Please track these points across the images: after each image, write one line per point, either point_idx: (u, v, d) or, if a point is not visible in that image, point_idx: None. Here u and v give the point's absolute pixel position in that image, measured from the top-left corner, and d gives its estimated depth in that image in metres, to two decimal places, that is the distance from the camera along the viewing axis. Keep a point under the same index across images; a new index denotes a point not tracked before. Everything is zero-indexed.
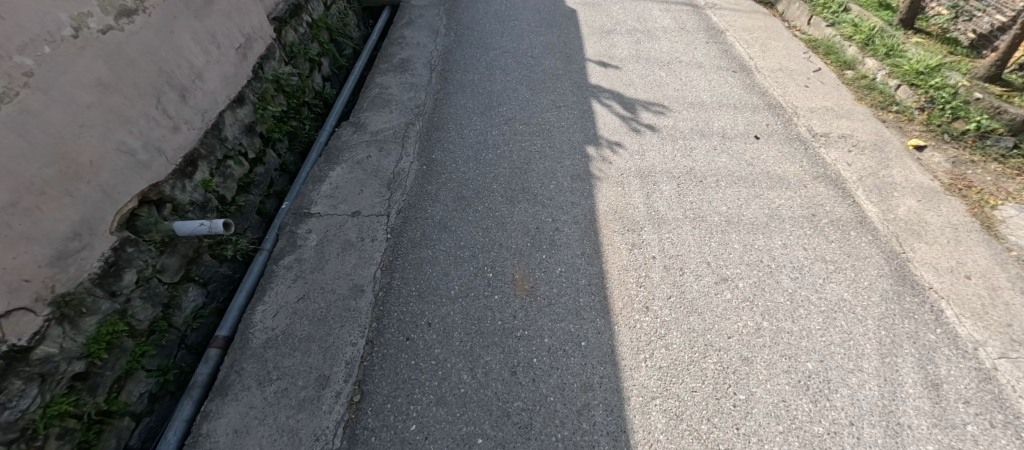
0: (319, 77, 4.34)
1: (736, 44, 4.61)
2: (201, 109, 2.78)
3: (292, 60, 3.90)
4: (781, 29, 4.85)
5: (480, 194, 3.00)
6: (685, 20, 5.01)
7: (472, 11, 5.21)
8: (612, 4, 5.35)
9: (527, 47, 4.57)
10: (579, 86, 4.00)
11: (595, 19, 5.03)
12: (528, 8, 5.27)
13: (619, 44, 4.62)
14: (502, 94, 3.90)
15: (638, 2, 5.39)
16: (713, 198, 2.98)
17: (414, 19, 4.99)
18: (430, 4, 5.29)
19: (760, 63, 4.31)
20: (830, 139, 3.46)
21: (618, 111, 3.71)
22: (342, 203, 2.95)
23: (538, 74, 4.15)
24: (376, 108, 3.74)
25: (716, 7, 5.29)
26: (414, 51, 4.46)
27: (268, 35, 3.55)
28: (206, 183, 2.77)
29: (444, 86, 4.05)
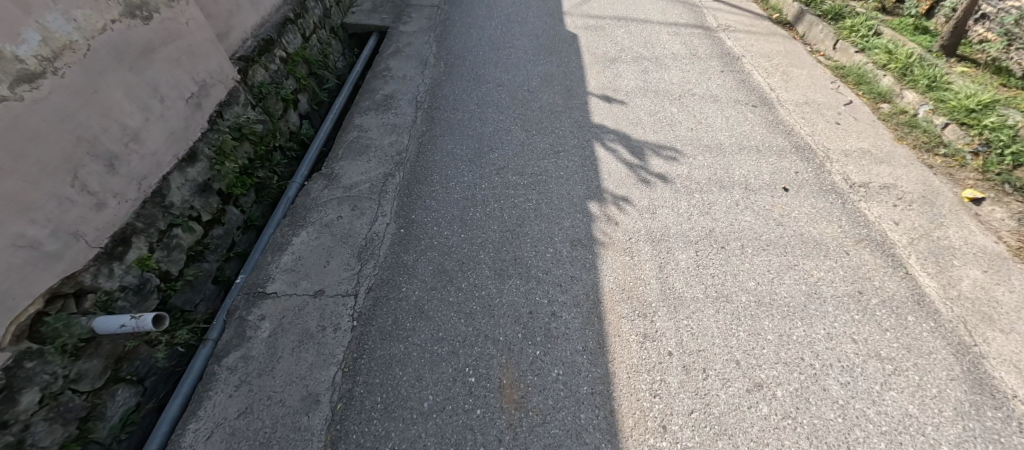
0: (294, 116, 3.96)
1: (755, 73, 4.17)
2: (137, 175, 2.37)
3: (262, 101, 3.51)
4: (803, 54, 4.42)
5: (465, 267, 2.57)
6: (697, 45, 4.58)
7: (464, 38, 4.81)
8: (616, 28, 4.93)
9: (524, 78, 4.15)
10: (581, 126, 3.58)
11: (598, 45, 4.61)
12: (525, 33, 4.86)
13: (625, 74, 4.19)
14: (495, 137, 3.49)
15: (644, 24, 4.97)
16: (738, 269, 2.53)
17: (402, 48, 4.60)
18: (420, 30, 4.90)
19: (783, 96, 3.87)
20: (870, 190, 3.00)
21: (624, 158, 3.27)
22: (304, 279, 2.52)
23: (535, 112, 3.73)
24: (352, 156, 3.32)
25: (730, 28, 4.85)
26: (399, 85, 4.05)
27: (231, 77, 3.15)
28: (143, 261, 2.36)
29: (430, 128, 3.64)
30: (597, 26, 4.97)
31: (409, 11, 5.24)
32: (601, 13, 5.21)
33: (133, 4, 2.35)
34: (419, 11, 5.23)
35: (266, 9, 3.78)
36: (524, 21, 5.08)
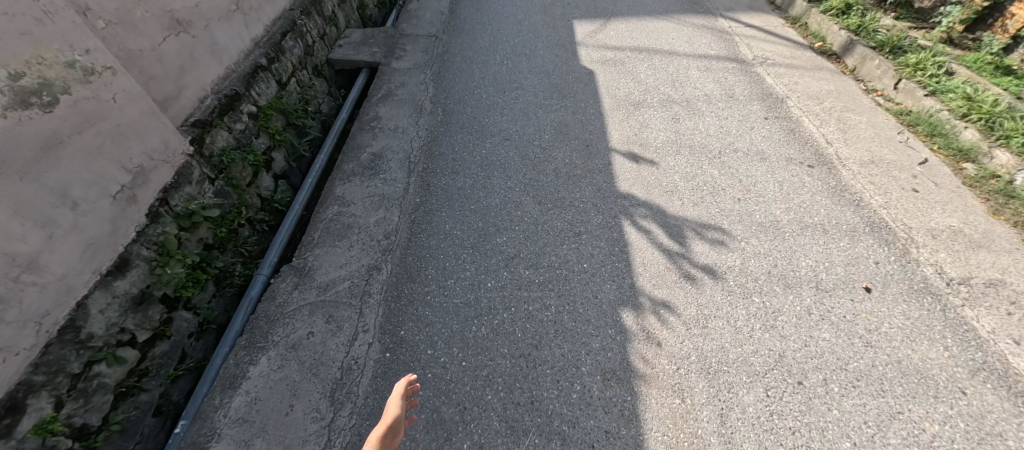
0: (268, 178, 3.39)
1: (805, 120, 3.58)
2: (34, 313, 1.85)
3: (224, 171, 2.92)
4: (858, 95, 3.83)
5: (469, 416, 2.00)
6: (732, 84, 4.00)
7: (465, 77, 4.24)
8: (637, 62, 4.34)
9: (535, 130, 3.57)
10: (606, 196, 2.99)
11: (617, 85, 4.03)
12: (534, 69, 4.28)
13: (652, 123, 3.60)
14: (502, 213, 2.91)
15: (668, 58, 4.39)
16: (825, 420, 1.94)
17: (393, 91, 4.03)
18: (414, 68, 4.34)
19: (844, 152, 3.27)
20: (974, 290, 2.40)
21: (662, 243, 2.68)
22: (257, 436, 1.95)
23: (549, 177, 3.14)
24: (330, 241, 2.74)
25: (769, 61, 4.26)
26: (390, 141, 3.48)
27: (180, 151, 2.58)
28: (44, 427, 1.84)
29: (425, 198, 3.07)
30: (616, 60, 4.39)
31: (403, 46, 4.70)
32: (619, 44, 4.63)
33: (26, 89, 1.79)
34: (414, 45, 4.68)
35: (232, 57, 3.22)
36: (533, 54, 4.50)
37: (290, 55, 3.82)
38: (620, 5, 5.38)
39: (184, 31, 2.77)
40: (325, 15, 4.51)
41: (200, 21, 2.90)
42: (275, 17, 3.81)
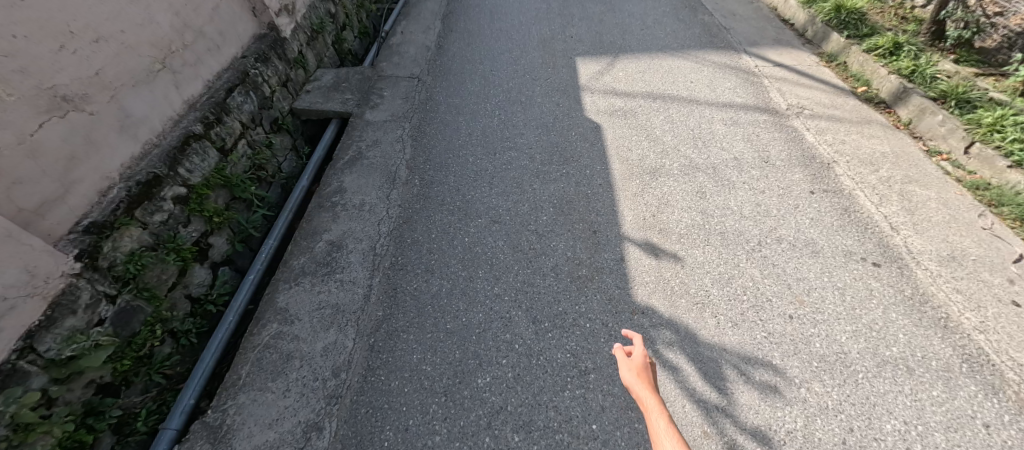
0: (203, 271, 2.75)
1: (860, 194, 2.94)
2: None
3: (133, 281, 2.30)
4: (920, 159, 3.19)
5: None
6: (766, 143, 3.37)
7: (449, 133, 3.62)
8: (652, 114, 3.71)
9: (530, 208, 2.94)
10: (620, 309, 2.35)
11: (630, 145, 3.40)
12: (530, 123, 3.65)
13: (673, 199, 2.96)
14: (486, 336, 2.27)
15: (688, 108, 3.75)
16: None
17: (363, 152, 3.41)
18: (391, 122, 3.73)
19: (915, 243, 2.62)
20: None
21: (695, 389, 2.04)
22: None
23: (546, 281, 2.50)
24: (259, 382, 2.11)
25: (806, 112, 3.65)
26: (352, 225, 2.85)
27: (58, 273, 1.98)
28: None
29: (390, 310, 2.43)
30: (627, 110, 3.76)
31: (380, 92, 4.09)
32: (630, 89, 4.01)
33: None
34: (393, 91, 4.07)
35: (155, 128, 2.61)
36: (529, 103, 3.88)
37: (240, 114, 3.22)
38: (629, 38, 4.77)
39: (77, 108, 2.17)
40: (289, 58, 3.91)
41: (102, 92, 2.29)
42: (221, 68, 3.20)
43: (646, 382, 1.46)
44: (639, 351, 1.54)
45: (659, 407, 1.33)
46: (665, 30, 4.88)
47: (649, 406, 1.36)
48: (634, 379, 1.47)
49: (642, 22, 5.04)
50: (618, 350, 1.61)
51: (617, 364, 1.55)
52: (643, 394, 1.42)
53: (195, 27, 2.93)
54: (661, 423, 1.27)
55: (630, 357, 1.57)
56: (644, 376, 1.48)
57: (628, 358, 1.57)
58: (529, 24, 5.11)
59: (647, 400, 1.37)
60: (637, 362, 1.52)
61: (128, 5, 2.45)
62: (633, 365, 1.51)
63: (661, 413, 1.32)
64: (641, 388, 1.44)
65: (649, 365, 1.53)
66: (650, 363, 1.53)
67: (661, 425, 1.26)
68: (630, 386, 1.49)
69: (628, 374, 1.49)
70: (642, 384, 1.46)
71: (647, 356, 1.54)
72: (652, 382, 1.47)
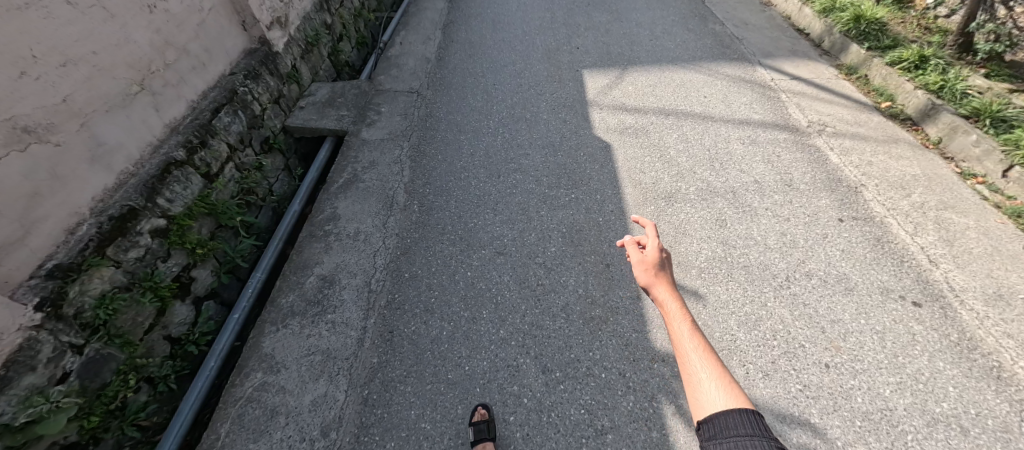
0: (184, 308, 2.54)
1: (893, 223, 2.73)
2: None
3: (104, 326, 2.09)
4: (954, 182, 2.98)
5: None
6: (788, 164, 3.17)
7: (450, 152, 3.41)
8: (665, 131, 3.51)
9: (538, 238, 2.73)
10: (638, 356, 2.14)
11: (643, 166, 3.19)
12: (537, 142, 3.45)
13: (691, 227, 2.75)
14: (491, 389, 2.07)
15: (704, 125, 3.55)
16: None
17: (359, 175, 3.20)
18: (388, 141, 3.53)
19: (957, 279, 2.41)
20: None
21: None
22: None
23: (556, 323, 2.30)
24: (240, 443, 1.91)
25: (828, 130, 3.45)
26: (346, 258, 2.64)
27: (14, 327, 1.82)
28: None
29: (385, 356, 2.22)
30: (639, 128, 3.56)
31: (378, 108, 3.90)
32: (641, 104, 3.81)
33: None
34: (391, 108, 3.87)
35: (132, 155, 2.42)
36: (534, 120, 3.67)
37: (228, 135, 3.02)
38: (638, 49, 4.57)
39: (40, 140, 1.98)
40: (282, 73, 3.71)
41: (71, 120, 2.10)
42: (207, 86, 3.00)
43: (664, 280, 1.32)
44: (652, 245, 1.37)
45: (683, 312, 1.22)
46: (675, 41, 4.69)
47: (670, 312, 1.25)
48: (651, 280, 1.32)
49: (651, 32, 4.84)
50: (628, 243, 1.43)
51: (628, 259, 1.38)
52: (663, 297, 1.28)
53: (177, 44, 2.73)
54: (688, 335, 1.17)
55: (642, 251, 1.40)
56: (662, 274, 1.32)
57: (641, 253, 1.40)
58: (533, 34, 4.91)
59: (669, 305, 1.24)
60: (650, 258, 1.35)
61: (102, 24, 2.26)
62: (647, 262, 1.34)
63: (684, 319, 1.22)
64: (661, 290, 1.30)
65: (664, 260, 1.36)
66: (665, 257, 1.37)
67: (687, 333, 1.18)
68: (646, 287, 1.34)
69: (641, 273, 1.33)
70: (660, 283, 1.32)
71: (661, 250, 1.37)
72: (670, 280, 1.32)
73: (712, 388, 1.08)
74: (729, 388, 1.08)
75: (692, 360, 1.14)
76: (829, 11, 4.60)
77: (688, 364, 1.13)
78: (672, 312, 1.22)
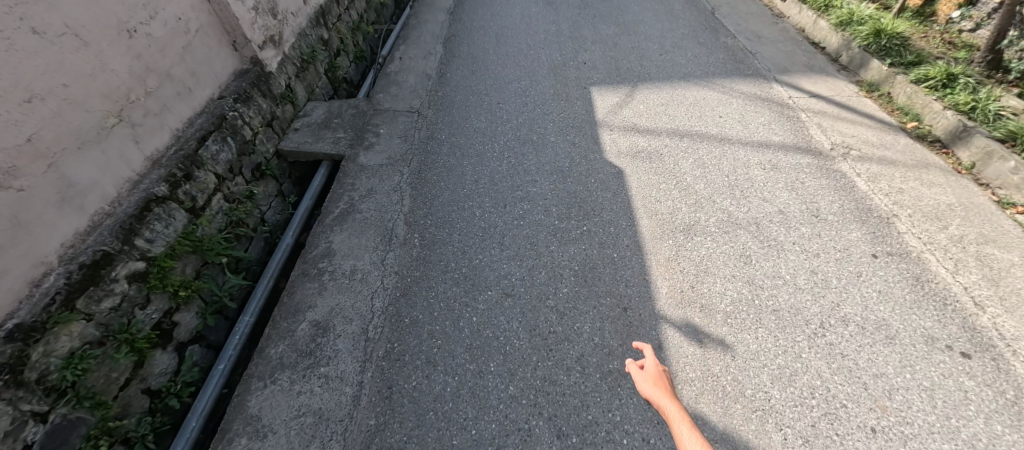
0: (166, 358, 2.34)
1: (931, 259, 2.54)
2: None
3: (71, 389, 1.89)
4: (994, 212, 2.78)
5: None
6: (813, 192, 2.97)
7: (452, 179, 3.22)
8: (680, 155, 3.31)
9: (549, 277, 2.53)
10: (662, 418, 1.95)
11: (658, 195, 3.00)
12: (544, 167, 3.26)
13: (714, 264, 2.55)
14: None
15: (721, 148, 3.36)
16: None
17: (356, 205, 3.01)
18: (387, 166, 3.33)
19: (1007, 326, 2.21)
20: None
21: None
22: None
23: (571, 378, 2.10)
24: None
25: (853, 153, 3.26)
26: (342, 301, 2.44)
27: None
28: None
29: (383, 417, 2.02)
30: (651, 151, 3.36)
31: (376, 129, 3.70)
32: (653, 125, 3.62)
33: None
34: (390, 130, 3.69)
35: (107, 194, 2.23)
36: (541, 143, 3.48)
37: (216, 165, 2.82)
38: (647, 64, 4.38)
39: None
40: (276, 94, 3.53)
41: (36, 162, 1.91)
42: (193, 112, 2.80)
43: (666, 390, 1.50)
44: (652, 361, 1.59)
45: (683, 416, 1.37)
46: (686, 55, 4.49)
47: (671, 416, 1.40)
48: (655, 392, 1.50)
49: (660, 46, 4.66)
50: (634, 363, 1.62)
51: (634, 377, 1.57)
52: (664, 402, 1.47)
53: (159, 70, 2.54)
54: (688, 433, 1.32)
55: (643, 369, 1.60)
56: (664, 387, 1.51)
57: (642, 371, 1.59)
58: (537, 48, 4.73)
59: (669, 408, 1.42)
60: (653, 374, 1.55)
61: (73, 53, 2.07)
62: (651, 378, 1.54)
63: (683, 419, 1.38)
64: (666, 401, 1.46)
65: (664, 374, 1.57)
66: (664, 373, 1.58)
67: (687, 434, 1.31)
68: (651, 399, 1.51)
69: (647, 387, 1.52)
70: (663, 396, 1.49)
71: (661, 367, 1.58)
72: (671, 389, 1.51)
73: None
74: None
75: None
76: (846, 24, 4.42)
77: None
78: (672, 414, 1.39)
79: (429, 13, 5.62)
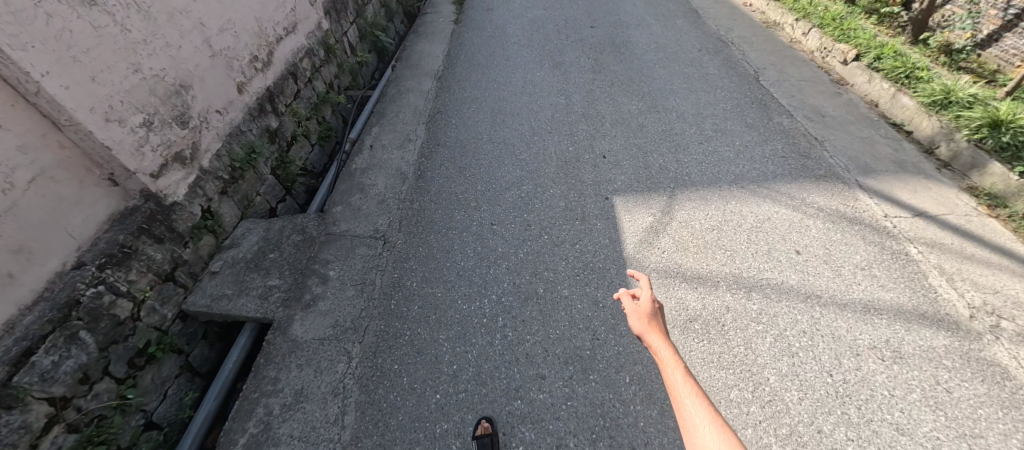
0: None
1: None
2: None
3: None
4: None
5: None
6: (967, 413, 1.95)
7: (423, 370, 2.21)
8: (754, 326, 2.29)
9: None
10: None
11: (734, 415, 1.98)
12: (557, 347, 2.25)
13: None
14: None
15: (809, 313, 2.34)
16: None
17: (274, 431, 2.00)
18: (331, 343, 2.33)
19: None
20: None
21: None
22: None
23: None
24: None
25: (1008, 328, 2.22)
26: None
27: None
28: None
29: None
30: (708, 317, 2.35)
31: (325, 269, 2.70)
32: (704, 266, 2.60)
33: None
34: (344, 272, 2.69)
35: None
36: (550, 299, 2.48)
37: (49, 388, 1.87)
38: (685, 159, 3.40)
39: None
40: (184, 229, 2.56)
41: None
42: (18, 308, 1.88)
43: (656, 330, 1.47)
44: (645, 296, 1.56)
45: (676, 360, 1.36)
46: (733, 144, 3.52)
47: (664, 361, 1.37)
48: (645, 327, 1.49)
49: (699, 130, 3.69)
50: (623, 296, 1.60)
51: (624, 309, 1.56)
52: (654, 342, 1.45)
53: None
54: (682, 381, 1.30)
55: (637, 302, 1.58)
56: (653, 322, 1.50)
57: (635, 303, 1.59)
58: (543, 132, 3.76)
59: (661, 352, 1.39)
60: (645, 309, 1.53)
61: None
62: (641, 311, 1.52)
63: (677, 366, 1.35)
64: (655, 336, 1.47)
65: (657, 309, 1.55)
66: (656, 307, 1.55)
67: (681, 380, 1.30)
68: (640, 333, 1.51)
69: (637, 322, 1.50)
70: (652, 331, 1.49)
71: (653, 300, 1.56)
72: (661, 327, 1.50)
73: (706, 428, 1.19)
74: (719, 425, 1.20)
75: (688, 410, 1.24)
76: (942, 106, 3.45)
77: (682, 405, 1.26)
78: (665, 358, 1.37)
79: (414, 77, 4.69)
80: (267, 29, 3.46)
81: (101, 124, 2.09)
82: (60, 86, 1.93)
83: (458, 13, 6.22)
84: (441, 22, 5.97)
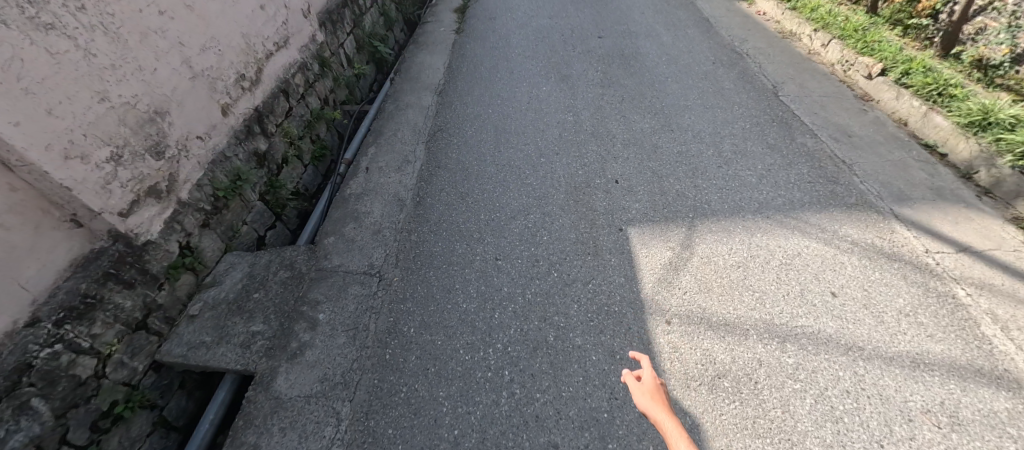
0: None
1: None
2: None
3: None
4: None
5: None
6: None
7: (421, 437, 1.98)
8: (790, 383, 2.06)
9: None
10: None
11: None
12: (570, 409, 2.02)
13: None
14: None
15: (851, 368, 2.10)
16: None
17: None
18: (318, 402, 2.09)
19: None
20: None
21: None
22: None
23: None
24: None
25: None
26: None
27: None
28: None
29: None
30: (738, 372, 2.11)
31: (314, 312, 2.47)
32: (731, 311, 2.36)
33: None
34: (334, 315, 2.45)
35: None
36: (561, 349, 2.24)
37: None
38: (704, 184, 3.16)
39: None
40: (158, 270, 2.33)
41: None
42: None
43: (660, 405, 1.52)
44: (648, 373, 1.63)
45: (680, 432, 1.38)
46: (755, 168, 3.27)
47: (669, 432, 1.40)
48: (649, 404, 1.53)
49: (717, 152, 3.45)
50: (628, 376, 1.65)
51: (629, 387, 1.60)
52: (659, 416, 1.48)
53: None
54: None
55: (640, 382, 1.63)
56: (658, 400, 1.54)
57: (638, 383, 1.63)
58: (551, 153, 3.53)
59: (666, 424, 1.42)
60: (649, 387, 1.59)
61: None
62: (645, 389, 1.58)
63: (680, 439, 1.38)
64: (659, 412, 1.50)
65: (659, 388, 1.61)
66: (659, 385, 1.61)
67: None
68: (645, 410, 1.53)
69: (642, 398, 1.55)
70: (657, 408, 1.52)
71: (655, 380, 1.62)
72: (665, 403, 1.54)
73: None
74: None
75: None
76: (981, 127, 3.20)
77: None
78: (669, 430, 1.39)
79: (413, 91, 4.46)
80: (255, 45, 3.24)
81: (60, 163, 1.86)
82: (8, 122, 1.70)
83: (460, 22, 6.00)
84: (442, 31, 5.75)
